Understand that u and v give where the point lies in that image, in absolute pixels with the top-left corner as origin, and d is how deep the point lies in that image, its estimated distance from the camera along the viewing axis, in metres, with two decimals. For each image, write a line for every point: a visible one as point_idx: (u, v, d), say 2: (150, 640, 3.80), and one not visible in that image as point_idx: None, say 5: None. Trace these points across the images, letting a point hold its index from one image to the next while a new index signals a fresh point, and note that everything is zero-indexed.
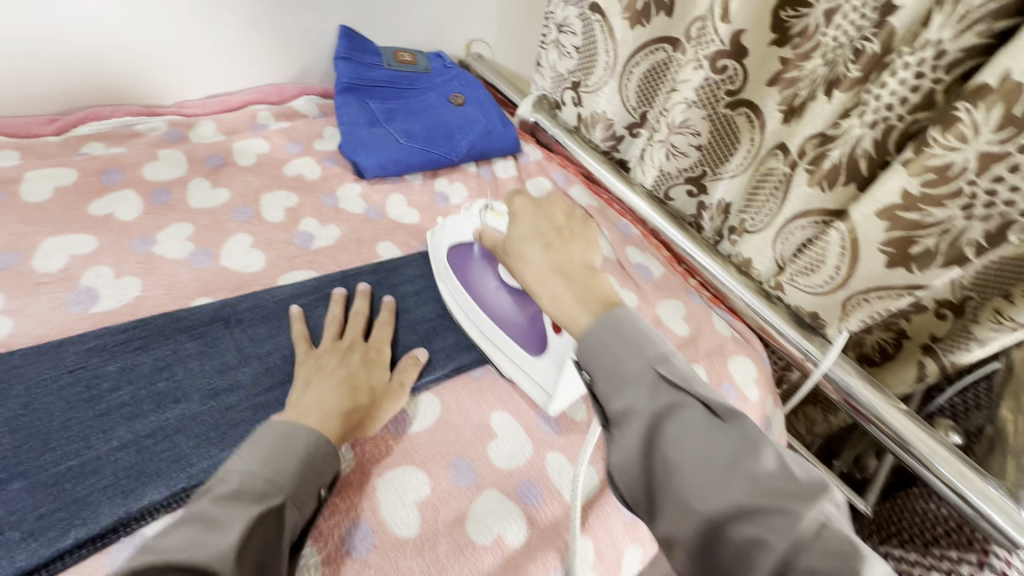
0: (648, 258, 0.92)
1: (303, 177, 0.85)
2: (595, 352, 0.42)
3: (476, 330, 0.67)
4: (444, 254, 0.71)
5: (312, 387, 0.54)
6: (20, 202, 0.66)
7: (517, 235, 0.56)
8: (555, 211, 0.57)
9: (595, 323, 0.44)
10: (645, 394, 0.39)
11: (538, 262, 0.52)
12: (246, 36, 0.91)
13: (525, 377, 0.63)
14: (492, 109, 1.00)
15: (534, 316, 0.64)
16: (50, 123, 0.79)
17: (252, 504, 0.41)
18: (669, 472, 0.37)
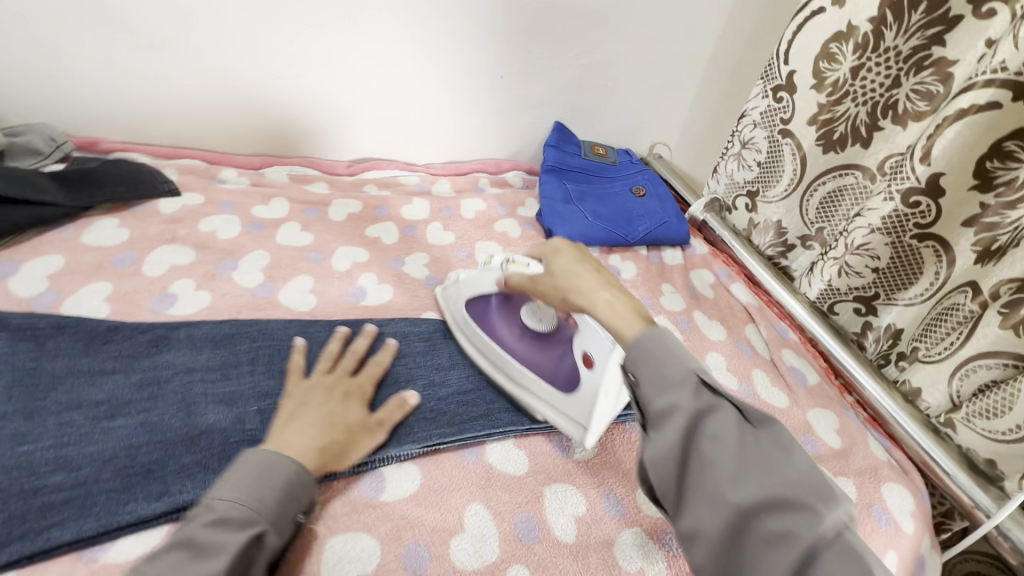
0: (803, 362, 0.94)
1: (508, 234, 1.04)
2: (641, 355, 0.48)
3: (504, 375, 0.73)
4: (461, 311, 0.78)
5: (296, 421, 0.56)
6: (329, 219, 0.94)
7: (560, 269, 0.61)
8: (580, 252, 0.62)
9: (639, 338, 0.49)
10: (688, 394, 0.44)
11: (593, 289, 0.57)
12: (487, 124, 1.14)
13: (562, 418, 0.68)
14: (670, 204, 1.14)
15: (566, 360, 0.71)
16: (348, 167, 1.07)
17: (235, 530, 0.46)
18: (710, 463, 0.41)
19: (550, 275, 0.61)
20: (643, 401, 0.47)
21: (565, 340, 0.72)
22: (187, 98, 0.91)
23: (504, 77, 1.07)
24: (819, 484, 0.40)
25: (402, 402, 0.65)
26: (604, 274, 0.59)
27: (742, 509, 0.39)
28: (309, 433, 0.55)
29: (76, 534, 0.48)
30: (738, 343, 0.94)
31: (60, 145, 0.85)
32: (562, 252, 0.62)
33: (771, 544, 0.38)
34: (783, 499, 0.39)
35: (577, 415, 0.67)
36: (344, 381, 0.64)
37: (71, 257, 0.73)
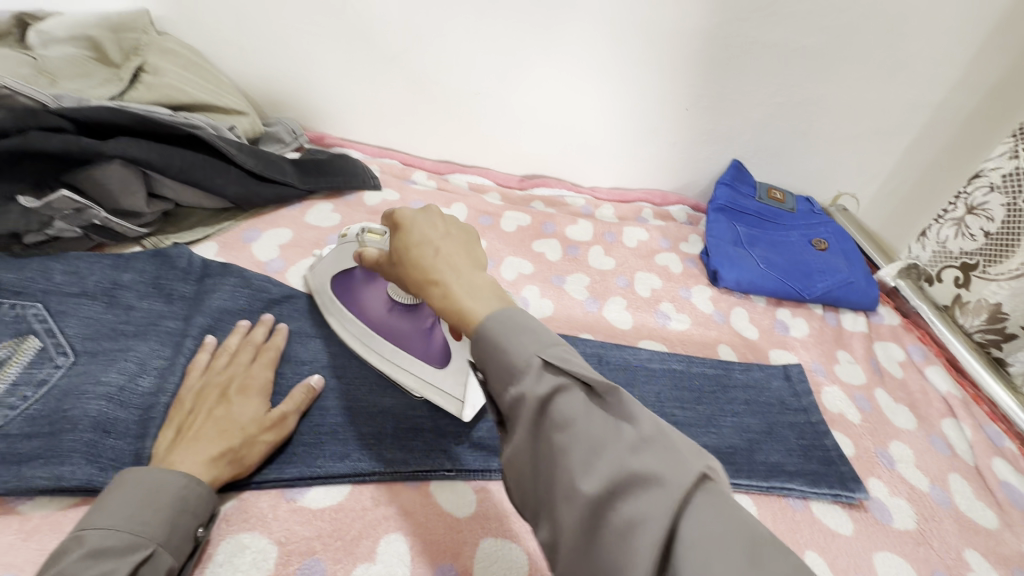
0: (1022, 480, 0.77)
1: (669, 268, 1.00)
2: (489, 348, 0.40)
3: (349, 333, 0.66)
4: (326, 289, 0.68)
5: (182, 436, 0.51)
6: (501, 228, 0.99)
7: (408, 241, 0.48)
8: (442, 221, 0.50)
9: (485, 314, 0.42)
10: (530, 380, 0.38)
11: (445, 265, 0.46)
12: (662, 154, 1.12)
13: (434, 390, 0.62)
14: (857, 263, 1.02)
15: (433, 334, 0.63)
16: (519, 181, 1.12)
17: (119, 557, 0.40)
18: (563, 452, 0.36)
19: (399, 245, 0.49)
20: (497, 399, 0.41)
21: (430, 310, 0.64)
22: (397, 107, 1.03)
23: (689, 109, 1.05)
24: (679, 455, 0.34)
25: (308, 389, 0.59)
26: (464, 250, 0.47)
27: (596, 499, 0.33)
28: (200, 445, 0.50)
29: (278, 473, 0.54)
30: (930, 437, 0.80)
31: (298, 137, 1.01)
32: (420, 218, 0.50)
33: (624, 537, 0.32)
34: (635, 475, 0.33)
35: (451, 388, 0.61)
36: (242, 374, 0.58)
37: (296, 232, 0.84)
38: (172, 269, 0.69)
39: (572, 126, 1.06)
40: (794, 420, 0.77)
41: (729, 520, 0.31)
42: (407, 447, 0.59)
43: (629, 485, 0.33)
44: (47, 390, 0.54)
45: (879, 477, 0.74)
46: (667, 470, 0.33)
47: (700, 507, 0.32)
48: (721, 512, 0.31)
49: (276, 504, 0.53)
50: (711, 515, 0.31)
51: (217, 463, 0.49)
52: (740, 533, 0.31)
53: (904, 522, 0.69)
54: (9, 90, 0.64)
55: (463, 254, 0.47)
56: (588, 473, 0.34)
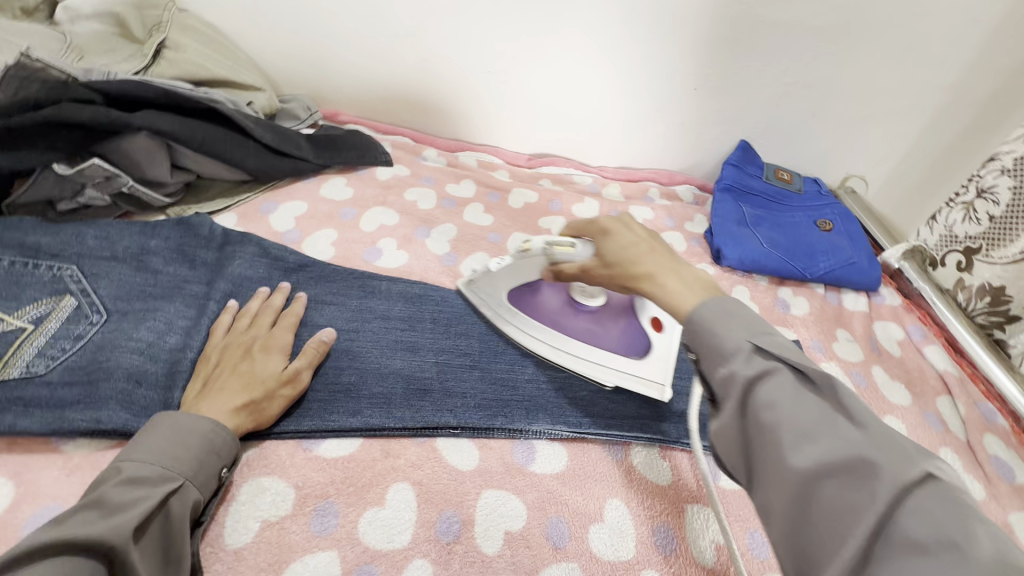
0: (1012, 455, 0.79)
1: (673, 247, 1.02)
2: (696, 329, 0.44)
3: (531, 339, 0.71)
4: (502, 299, 0.72)
5: (209, 387, 0.55)
6: (508, 205, 1.01)
7: (620, 245, 0.55)
8: (641, 228, 0.56)
9: (698, 305, 0.45)
10: (742, 359, 0.40)
11: (676, 269, 0.50)
12: (670, 133, 1.12)
13: (633, 378, 0.68)
14: (862, 244, 1.03)
15: (626, 329, 0.70)
16: (528, 160, 1.14)
17: (151, 486, 0.45)
18: (772, 429, 0.37)
19: (611, 248, 0.55)
20: (707, 378, 0.43)
21: (613, 309, 0.70)
22: (408, 84, 1.05)
23: (699, 89, 1.05)
24: (901, 451, 0.33)
25: (319, 346, 0.62)
26: (671, 253, 0.52)
27: (806, 477, 0.35)
28: (224, 397, 0.54)
29: (295, 427, 0.58)
30: (924, 413, 0.82)
31: (313, 114, 1.03)
32: (621, 225, 0.57)
33: (845, 515, 0.33)
34: (855, 465, 0.34)
35: (651, 374, 0.67)
36: (265, 332, 0.62)
37: (312, 204, 0.87)
38: (195, 237, 0.73)
39: (580, 105, 1.07)
40: None
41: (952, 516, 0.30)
42: (416, 405, 0.63)
43: (840, 466, 0.34)
44: (84, 343, 0.59)
45: None
46: (886, 464, 0.33)
47: (925, 500, 0.31)
48: (952, 508, 0.31)
49: (294, 452, 0.57)
50: (934, 509, 0.31)
51: (240, 413, 0.54)
52: (977, 541, 0.29)
53: None
54: (43, 62, 0.67)
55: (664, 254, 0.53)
56: (799, 451, 0.36)
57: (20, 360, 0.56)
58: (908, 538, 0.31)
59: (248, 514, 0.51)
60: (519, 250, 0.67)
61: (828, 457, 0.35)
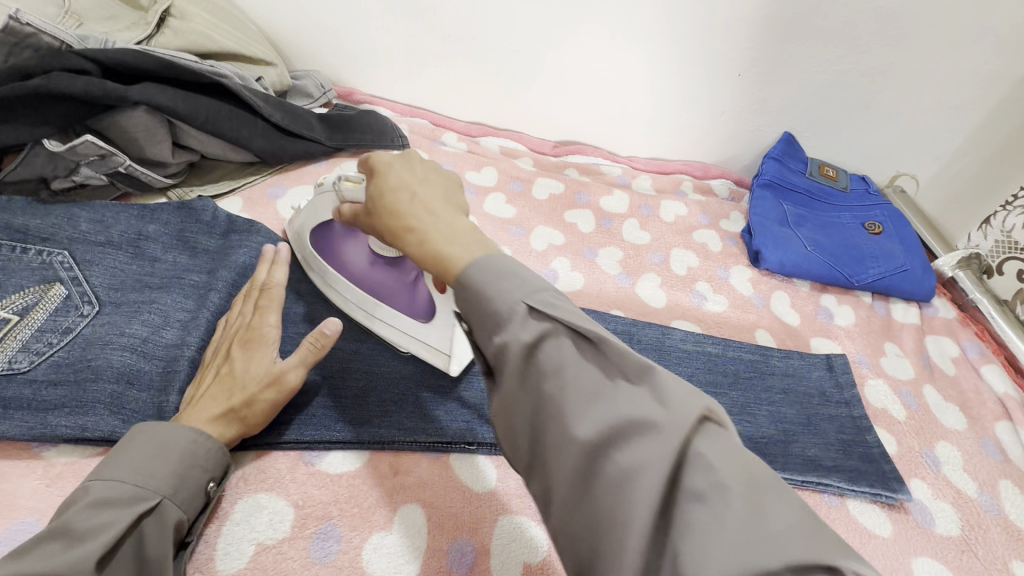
0: None
1: (708, 246, 0.95)
2: (472, 295, 0.37)
3: (339, 295, 0.64)
4: (307, 243, 0.64)
5: (196, 394, 0.50)
6: (531, 195, 0.94)
7: (385, 187, 0.45)
8: (419, 165, 0.46)
9: (469, 267, 0.37)
10: (519, 326, 0.34)
11: (390, 194, 0.44)
12: (708, 122, 1.04)
13: (421, 345, 0.60)
14: (915, 251, 0.95)
15: (416, 287, 0.59)
16: (553, 147, 1.07)
17: (120, 508, 0.40)
18: (549, 402, 0.32)
19: (375, 193, 0.45)
20: (483, 348, 0.36)
21: (407, 264, 0.58)
22: (428, 63, 0.98)
23: (742, 75, 0.96)
24: (675, 395, 0.30)
25: (313, 339, 0.52)
26: (444, 191, 0.44)
27: (590, 447, 0.30)
28: (202, 405, 0.49)
29: (298, 437, 0.53)
30: (981, 441, 0.75)
31: (326, 92, 0.97)
32: (395, 163, 0.46)
33: (619, 482, 0.29)
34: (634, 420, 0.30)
35: (438, 341, 0.59)
36: (250, 321, 0.55)
37: None
38: (196, 222, 0.68)
39: (612, 90, 0.99)
40: (834, 413, 0.72)
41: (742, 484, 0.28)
42: (429, 416, 0.57)
43: (621, 435, 0.30)
44: (72, 338, 0.54)
45: (923, 478, 0.69)
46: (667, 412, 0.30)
47: (701, 461, 0.28)
48: (732, 455, 0.29)
49: (294, 466, 0.52)
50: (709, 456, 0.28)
51: (221, 421, 0.48)
52: (745, 475, 0.28)
53: (947, 527, 0.65)
54: (32, 28, 0.62)
55: (446, 198, 0.43)
56: (580, 417, 0.31)
57: (3, 356, 0.51)
58: (691, 501, 0.28)
59: (242, 535, 0.46)
60: (317, 185, 0.57)
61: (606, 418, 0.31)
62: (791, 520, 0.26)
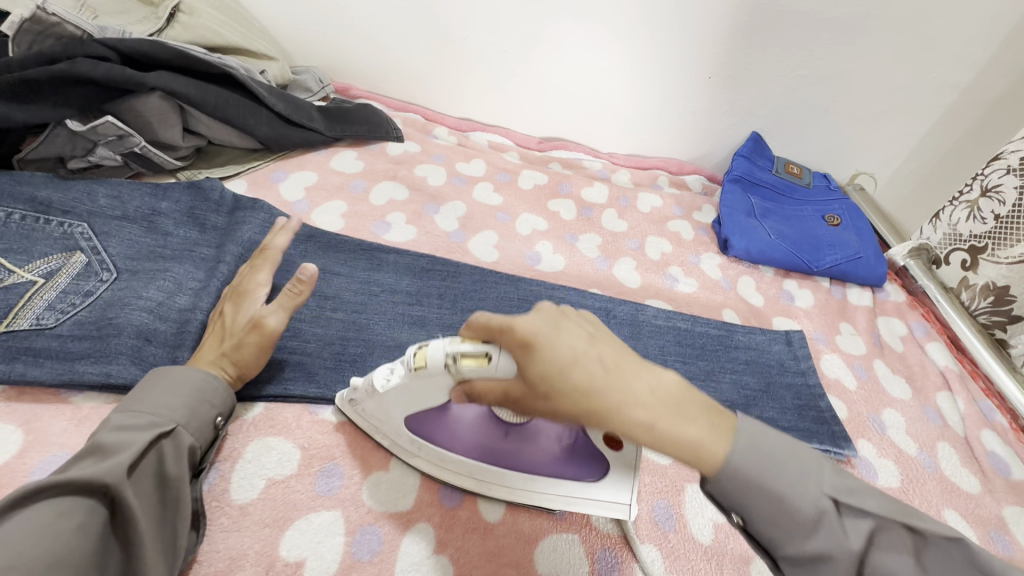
0: (1009, 451, 0.79)
1: (681, 235, 1.02)
2: (730, 476, 0.39)
3: (459, 474, 0.54)
4: (402, 427, 0.53)
5: (198, 344, 0.57)
6: (518, 186, 1.01)
7: (556, 366, 0.40)
8: (573, 325, 0.42)
9: (724, 457, 0.39)
10: (668, 395, 0.41)
11: (610, 389, 0.40)
12: (682, 122, 1.12)
13: (592, 504, 0.53)
14: (869, 240, 1.03)
15: (569, 445, 0.53)
16: (538, 143, 1.14)
17: (141, 431, 0.45)
18: (723, 446, 0.40)
19: (539, 372, 0.41)
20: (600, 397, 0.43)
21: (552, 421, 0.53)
22: (421, 61, 1.04)
23: (713, 78, 1.04)
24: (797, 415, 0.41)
25: (290, 290, 0.57)
26: (614, 358, 0.41)
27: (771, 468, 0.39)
28: (202, 351, 0.55)
29: (302, 390, 0.58)
30: (924, 408, 0.83)
31: (324, 87, 1.03)
32: (547, 331, 0.41)
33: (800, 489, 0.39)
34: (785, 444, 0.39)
35: (613, 498, 0.53)
36: (244, 280, 0.61)
37: (321, 175, 0.87)
38: (205, 200, 0.73)
39: (594, 90, 1.06)
40: (791, 381, 0.80)
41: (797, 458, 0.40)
42: None
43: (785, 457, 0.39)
44: (93, 300, 0.59)
45: (869, 439, 0.77)
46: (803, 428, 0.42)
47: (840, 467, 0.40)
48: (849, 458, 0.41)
49: (300, 415, 0.57)
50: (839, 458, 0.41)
51: (217, 366, 0.54)
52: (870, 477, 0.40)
53: (888, 480, 0.72)
54: (57, 18, 0.68)
55: (630, 364, 0.41)
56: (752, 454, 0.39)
57: (31, 313, 0.56)
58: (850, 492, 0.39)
59: (253, 472, 0.52)
60: (410, 363, 0.47)
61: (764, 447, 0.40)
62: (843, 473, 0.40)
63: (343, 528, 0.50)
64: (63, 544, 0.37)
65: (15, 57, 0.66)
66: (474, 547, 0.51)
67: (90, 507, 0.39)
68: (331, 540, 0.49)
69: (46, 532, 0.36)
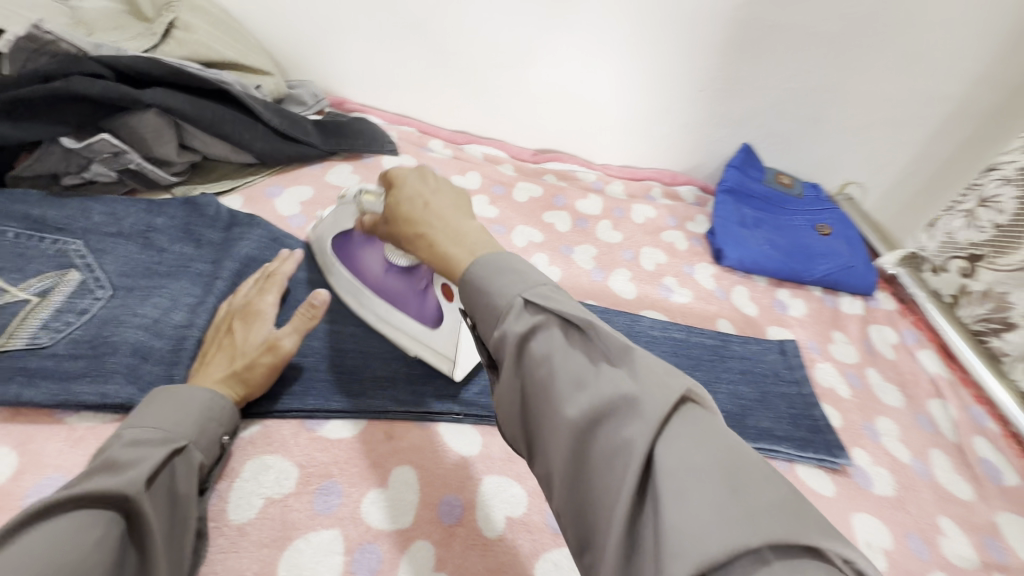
0: (1000, 458, 0.80)
1: (675, 245, 1.03)
2: (483, 289, 0.41)
3: (368, 311, 0.68)
4: (326, 250, 0.69)
5: (202, 364, 0.56)
6: (513, 198, 1.01)
7: (398, 202, 0.50)
8: (430, 179, 0.50)
9: (480, 263, 0.43)
10: (598, 388, 0.35)
11: (406, 214, 0.48)
12: (675, 134, 1.13)
13: (427, 350, 0.64)
14: (859, 249, 1.05)
15: (425, 293, 0.62)
16: (533, 155, 1.15)
17: (155, 446, 0.45)
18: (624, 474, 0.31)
19: (390, 202, 0.50)
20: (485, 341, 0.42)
21: (422, 271, 0.62)
22: (417, 76, 1.05)
23: (705, 91, 1.06)
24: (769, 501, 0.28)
25: (310, 307, 0.58)
26: (453, 206, 0.48)
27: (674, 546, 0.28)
28: (210, 370, 0.55)
29: (301, 405, 0.59)
30: (916, 415, 0.84)
31: (320, 101, 1.03)
32: (411, 177, 0.51)
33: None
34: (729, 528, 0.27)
35: (442, 348, 0.63)
36: (251, 301, 0.61)
37: (318, 190, 0.87)
38: (201, 216, 0.73)
39: (588, 102, 1.07)
40: (785, 390, 0.80)
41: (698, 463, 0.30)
42: (420, 390, 0.63)
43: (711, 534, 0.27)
44: (88, 318, 0.58)
45: (863, 447, 0.77)
46: (770, 517, 0.27)
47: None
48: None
49: (297, 432, 0.57)
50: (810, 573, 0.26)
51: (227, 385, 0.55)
52: None
53: (883, 488, 0.73)
54: (53, 36, 0.68)
55: (457, 213, 0.48)
56: (668, 506, 0.29)
57: (25, 331, 0.55)
58: None
59: (251, 490, 0.52)
60: (340, 197, 0.64)
61: (686, 510, 0.29)
62: (772, 494, 0.29)
63: (341, 547, 0.50)
64: (86, 555, 0.35)
65: (10, 75, 0.66)
66: (473, 564, 0.51)
67: (108, 518, 0.37)
68: (330, 559, 0.49)
69: (69, 545, 0.34)
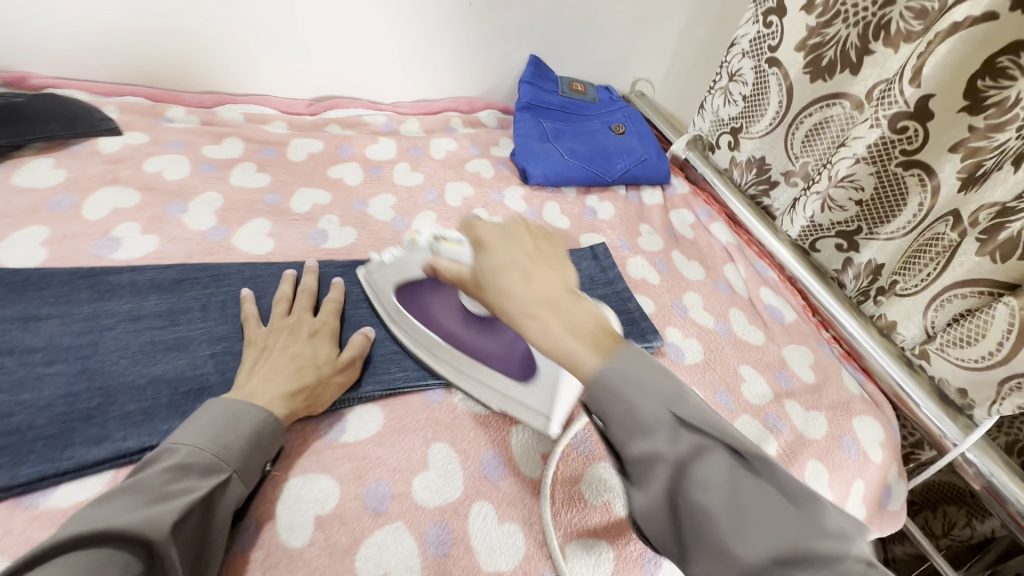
0: (781, 301, 0.93)
1: (480, 174, 0.99)
2: (603, 394, 0.38)
3: (440, 360, 0.64)
4: (391, 298, 0.66)
5: (261, 368, 0.55)
6: (288, 159, 0.88)
7: (492, 263, 0.47)
8: (525, 236, 0.48)
9: (599, 371, 0.39)
10: (668, 437, 0.36)
11: (521, 298, 0.43)
12: (460, 54, 1.06)
13: (515, 404, 0.60)
14: (650, 141, 1.09)
15: (517, 344, 0.62)
16: (308, 106, 1.00)
17: (196, 476, 0.44)
18: (705, 516, 0.34)
19: (481, 266, 0.48)
20: (617, 446, 0.38)
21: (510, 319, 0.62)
22: (119, 27, 0.83)
23: (473, 4, 0.99)
24: (846, 534, 0.33)
25: (365, 338, 0.63)
26: (552, 276, 0.45)
27: (756, 568, 0.32)
28: (277, 379, 0.54)
29: (12, 479, 0.46)
30: (716, 284, 0.92)
31: None
32: (496, 235, 0.48)
33: None
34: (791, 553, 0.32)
35: (536, 404, 0.59)
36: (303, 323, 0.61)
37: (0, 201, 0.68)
38: None
39: (354, 34, 0.96)
40: (601, 293, 0.83)
41: (731, 494, 0.34)
42: (188, 412, 0.54)
43: (795, 563, 0.32)
44: None
45: (675, 325, 0.83)
46: (842, 547, 0.32)
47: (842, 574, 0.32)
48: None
49: (10, 516, 0.45)
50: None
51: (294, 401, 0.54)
52: None
53: (693, 356, 0.79)
54: None
55: (527, 278, 0.45)
56: (744, 541, 0.33)
57: None
58: None
59: None
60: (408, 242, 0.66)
61: (778, 543, 0.33)
62: (813, 514, 0.34)
63: None
64: None
65: None
66: None
67: (128, 561, 0.37)
68: None
69: None
